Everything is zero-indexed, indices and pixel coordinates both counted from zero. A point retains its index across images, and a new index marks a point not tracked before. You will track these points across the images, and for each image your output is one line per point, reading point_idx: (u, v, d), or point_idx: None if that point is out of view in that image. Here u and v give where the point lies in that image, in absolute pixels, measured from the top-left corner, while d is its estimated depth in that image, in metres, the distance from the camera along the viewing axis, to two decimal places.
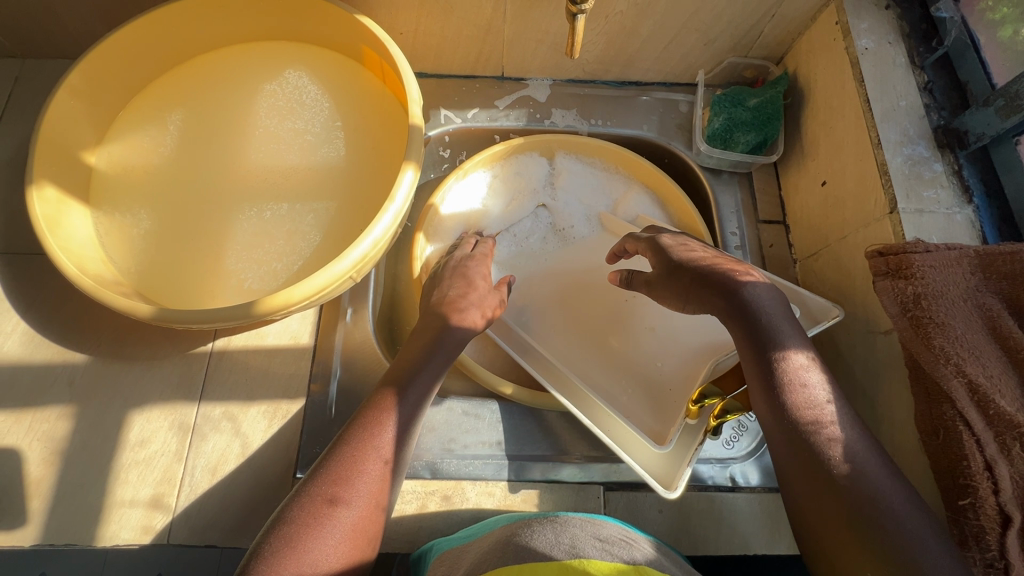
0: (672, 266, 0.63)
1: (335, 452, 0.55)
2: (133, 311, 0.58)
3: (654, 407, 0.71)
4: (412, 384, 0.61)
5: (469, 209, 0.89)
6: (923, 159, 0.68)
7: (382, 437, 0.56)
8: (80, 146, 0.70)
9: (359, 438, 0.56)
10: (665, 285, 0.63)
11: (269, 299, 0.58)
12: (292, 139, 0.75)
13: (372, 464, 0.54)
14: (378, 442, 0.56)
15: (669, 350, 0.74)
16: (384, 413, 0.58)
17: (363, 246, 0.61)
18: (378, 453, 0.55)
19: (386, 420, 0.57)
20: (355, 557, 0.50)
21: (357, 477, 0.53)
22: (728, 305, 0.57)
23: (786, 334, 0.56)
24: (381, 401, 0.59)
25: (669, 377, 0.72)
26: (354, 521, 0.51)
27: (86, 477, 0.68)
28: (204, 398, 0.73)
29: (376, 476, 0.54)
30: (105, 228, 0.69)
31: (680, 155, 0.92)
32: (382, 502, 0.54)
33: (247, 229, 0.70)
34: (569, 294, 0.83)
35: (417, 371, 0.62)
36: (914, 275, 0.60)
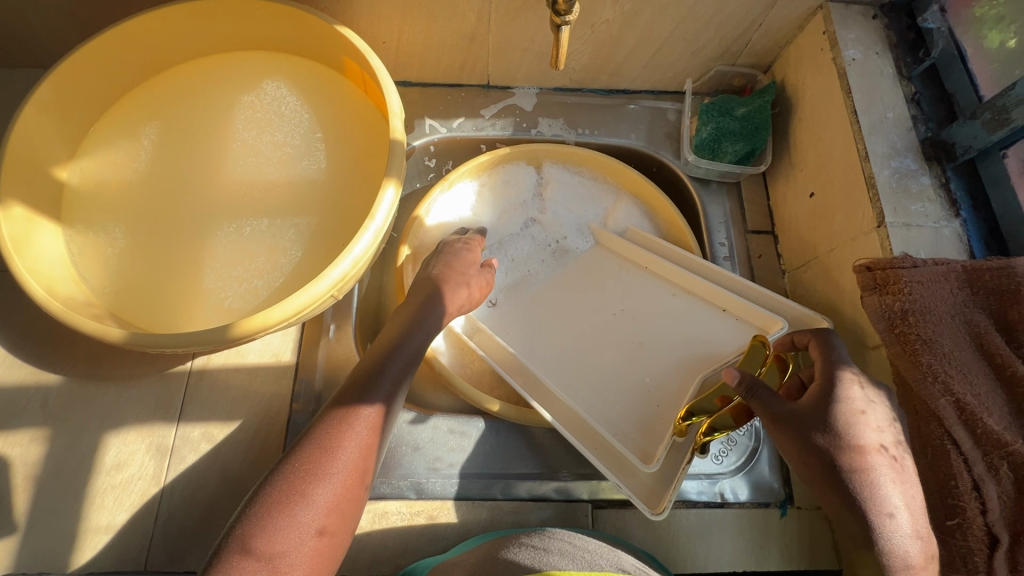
0: (816, 425, 0.50)
1: (292, 473, 0.50)
2: (103, 335, 0.56)
3: (640, 424, 0.68)
4: (372, 392, 0.57)
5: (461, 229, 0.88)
6: (910, 172, 0.68)
7: (347, 456, 0.52)
8: (51, 161, 0.68)
9: (317, 456, 0.51)
10: (795, 441, 0.51)
11: (245, 322, 0.57)
12: (271, 152, 0.73)
13: (338, 484, 0.51)
14: (340, 459, 0.52)
15: (654, 362, 0.72)
16: (348, 429, 0.54)
17: (343, 266, 0.59)
18: (344, 474, 0.51)
19: (351, 436, 0.53)
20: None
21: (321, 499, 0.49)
22: (877, 522, 0.47)
23: (878, 461, 0.49)
24: (341, 415, 0.55)
25: (656, 395, 0.70)
26: (319, 548, 0.48)
27: (61, 502, 0.66)
28: (182, 419, 0.71)
29: (342, 496, 0.51)
30: (78, 246, 0.67)
31: (668, 165, 0.91)
32: (348, 524, 0.51)
33: (225, 246, 0.69)
34: (556, 308, 0.82)
35: (378, 378, 0.58)
36: (902, 290, 0.59)
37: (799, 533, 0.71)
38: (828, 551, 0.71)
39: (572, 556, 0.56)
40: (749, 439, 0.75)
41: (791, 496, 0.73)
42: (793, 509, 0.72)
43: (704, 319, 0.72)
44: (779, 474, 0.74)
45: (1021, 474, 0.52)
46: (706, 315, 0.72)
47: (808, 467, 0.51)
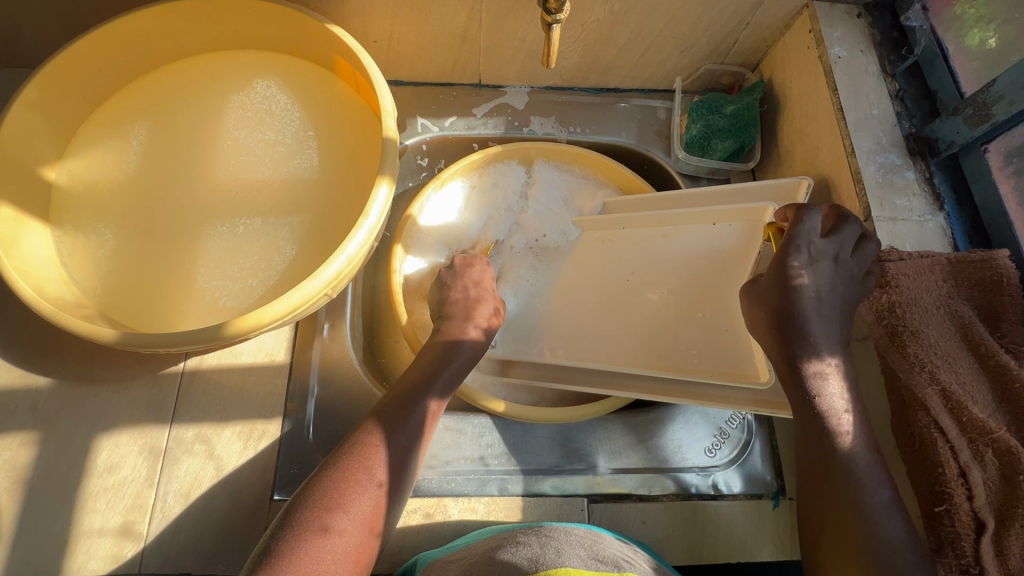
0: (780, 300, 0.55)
1: (327, 477, 0.53)
2: (95, 336, 0.56)
3: (712, 355, 0.65)
4: (410, 408, 0.61)
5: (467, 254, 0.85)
6: (895, 167, 0.69)
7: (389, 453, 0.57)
8: (39, 161, 0.68)
9: (353, 461, 0.55)
10: (772, 337, 0.56)
11: (239, 321, 0.56)
12: (263, 151, 0.73)
13: (380, 478, 0.55)
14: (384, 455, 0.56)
15: (689, 302, 0.69)
16: (393, 429, 0.59)
17: (337, 264, 0.59)
18: (385, 469, 0.56)
19: (394, 435, 0.58)
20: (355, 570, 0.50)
21: (359, 492, 0.53)
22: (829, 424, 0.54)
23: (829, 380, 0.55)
24: (377, 426, 0.58)
25: (715, 321, 0.67)
26: (345, 549, 0.50)
27: (51, 506, 0.66)
28: (176, 420, 0.70)
29: (382, 490, 0.55)
30: (68, 247, 0.66)
31: (659, 162, 0.92)
32: (383, 519, 0.54)
33: (218, 246, 0.68)
34: (565, 300, 0.82)
35: (425, 387, 0.63)
36: (890, 283, 0.60)
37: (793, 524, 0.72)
38: None
39: (562, 554, 0.55)
40: (742, 432, 0.76)
41: (784, 488, 0.74)
42: (785, 501, 0.73)
43: (700, 237, 0.70)
44: (771, 467, 0.75)
45: (1005, 460, 0.53)
46: (696, 236, 0.70)
47: (780, 360, 0.56)
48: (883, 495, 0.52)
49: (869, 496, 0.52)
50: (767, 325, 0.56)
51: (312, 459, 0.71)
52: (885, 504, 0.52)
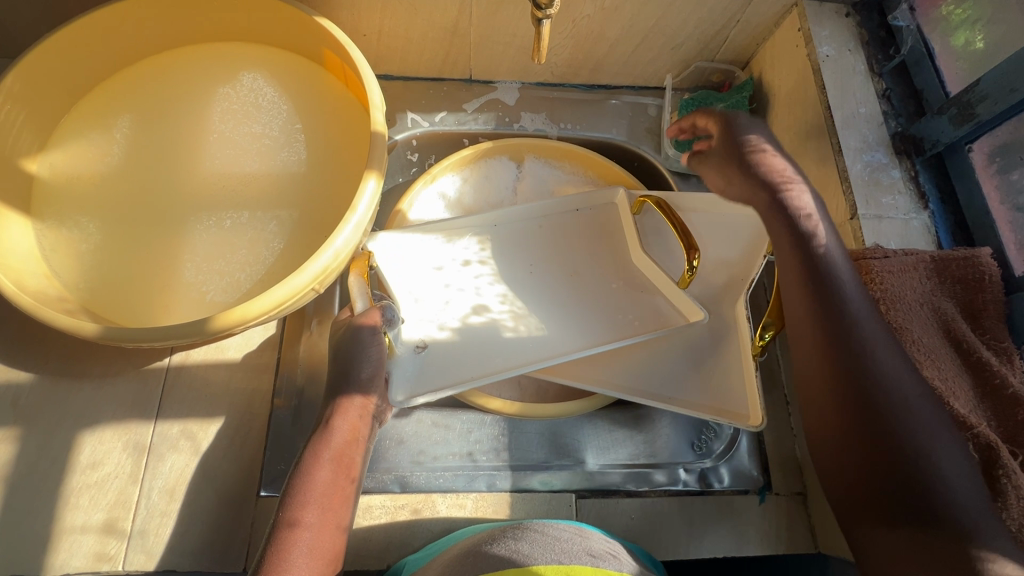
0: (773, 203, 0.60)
1: (296, 471, 0.55)
2: (76, 329, 0.55)
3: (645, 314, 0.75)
4: (352, 383, 0.60)
5: (394, 277, 0.75)
6: (881, 166, 0.69)
7: (335, 449, 0.56)
8: (19, 153, 0.67)
9: (313, 451, 0.56)
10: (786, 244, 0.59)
11: (225, 315, 0.56)
12: (249, 144, 0.72)
13: (333, 478, 0.55)
14: (330, 454, 0.56)
15: (603, 277, 0.79)
16: (335, 423, 0.58)
17: (325, 258, 0.59)
18: (336, 468, 0.56)
19: (337, 430, 0.57)
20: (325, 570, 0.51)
21: (311, 495, 0.53)
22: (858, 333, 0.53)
23: (855, 304, 0.54)
24: (327, 413, 0.59)
25: (631, 290, 0.78)
26: (324, 537, 0.52)
27: (32, 503, 0.65)
28: (160, 416, 0.70)
29: (337, 488, 0.55)
30: (49, 240, 0.65)
31: (649, 159, 0.92)
32: (343, 518, 0.54)
33: (204, 240, 0.67)
34: (549, 285, 0.79)
35: (352, 370, 0.60)
36: (875, 279, 0.61)
37: (779, 519, 0.73)
38: (805, 536, 0.72)
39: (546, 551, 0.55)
40: (729, 428, 0.76)
41: (770, 483, 0.75)
42: (771, 496, 0.74)
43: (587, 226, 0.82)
44: (757, 462, 0.76)
45: (987, 455, 0.53)
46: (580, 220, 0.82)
47: (798, 266, 0.57)
48: (920, 398, 0.50)
49: (921, 429, 0.48)
50: (783, 228, 0.59)
51: None
52: (940, 433, 0.48)
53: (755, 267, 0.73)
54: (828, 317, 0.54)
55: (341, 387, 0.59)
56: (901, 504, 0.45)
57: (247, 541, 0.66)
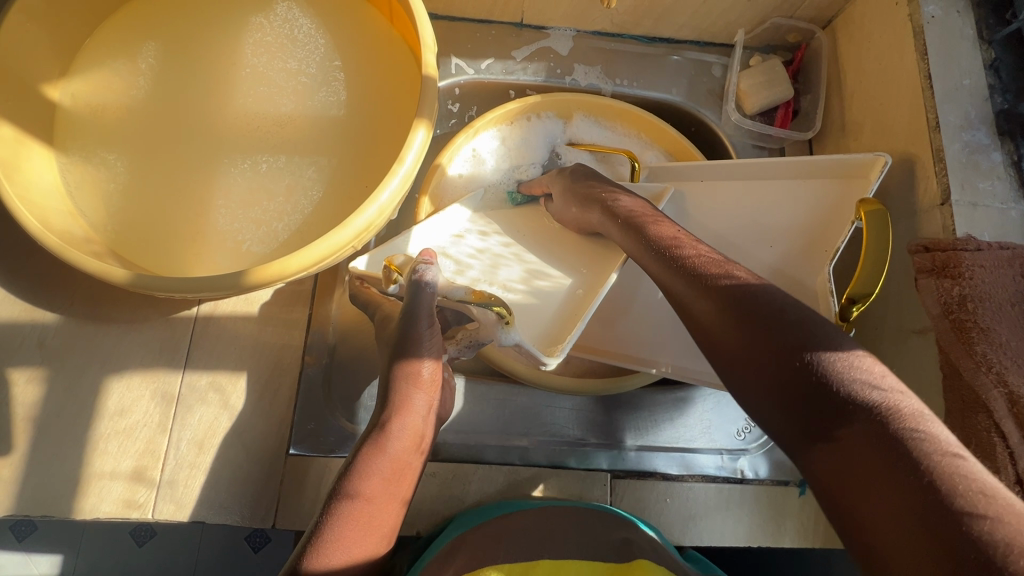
0: (582, 190, 0.64)
1: (354, 459, 0.53)
2: (105, 275, 0.51)
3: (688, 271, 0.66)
4: (422, 346, 0.55)
5: (438, 243, 0.70)
6: (981, 147, 0.62)
7: (409, 418, 0.54)
8: (40, 78, 0.62)
9: (373, 443, 0.53)
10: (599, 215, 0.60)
11: (262, 269, 0.52)
12: (283, 82, 0.66)
13: (401, 449, 0.53)
14: (404, 421, 0.54)
15: None
16: (411, 391, 0.55)
17: (369, 214, 0.54)
18: (408, 438, 0.54)
19: (412, 397, 0.54)
20: (374, 543, 0.50)
21: (376, 463, 0.52)
22: (669, 244, 0.51)
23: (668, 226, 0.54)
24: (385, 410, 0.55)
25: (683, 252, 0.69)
26: (368, 545, 0.50)
27: (60, 446, 0.64)
28: (188, 366, 0.67)
29: (403, 459, 0.53)
30: (73, 176, 0.61)
31: (709, 124, 0.85)
32: (403, 493, 0.53)
33: (238, 184, 0.63)
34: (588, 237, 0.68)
35: (415, 334, 0.55)
36: (963, 275, 0.56)
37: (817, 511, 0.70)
38: None
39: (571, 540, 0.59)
40: None
41: None
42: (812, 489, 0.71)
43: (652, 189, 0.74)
44: None
45: None
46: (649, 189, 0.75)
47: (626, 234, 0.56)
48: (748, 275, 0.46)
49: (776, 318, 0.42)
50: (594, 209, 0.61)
51: (330, 417, 0.69)
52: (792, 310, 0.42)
53: (843, 234, 0.60)
54: (653, 248, 0.52)
55: (410, 351, 0.55)
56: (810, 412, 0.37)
57: (277, 498, 0.65)
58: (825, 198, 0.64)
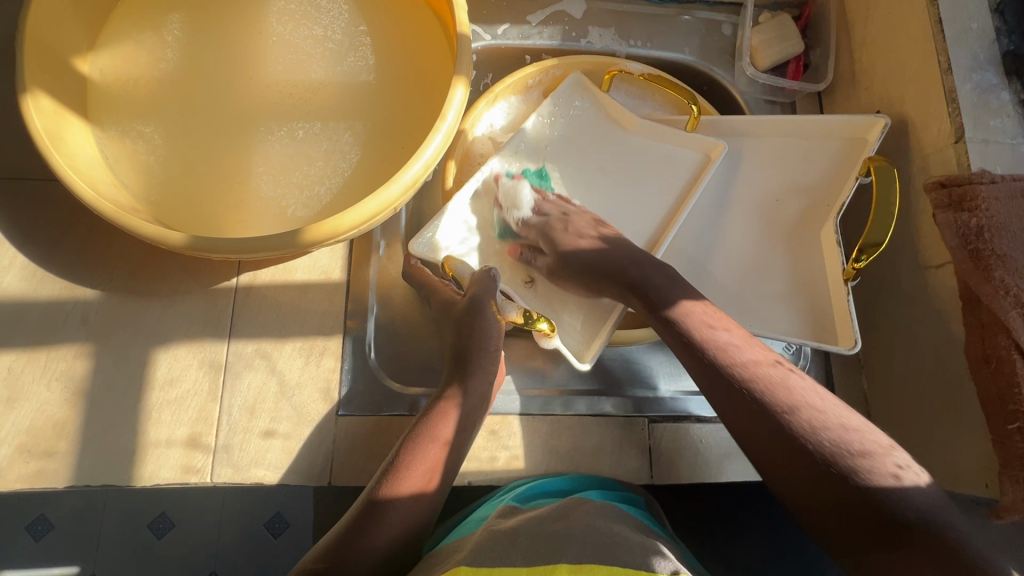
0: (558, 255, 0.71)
1: (419, 425, 0.60)
2: (160, 239, 0.52)
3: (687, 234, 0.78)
4: (489, 318, 0.65)
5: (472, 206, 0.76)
6: (991, 87, 0.65)
7: (477, 383, 0.63)
8: (71, 52, 0.62)
9: (446, 397, 0.62)
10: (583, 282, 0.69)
11: (316, 227, 0.53)
12: (312, 49, 0.67)
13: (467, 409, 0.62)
14: (473, 385, 0.63)
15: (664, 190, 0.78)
16: (479, 362, 0.64)
17: (416, 170, 0.56)
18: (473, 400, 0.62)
19: (480, 365, 0.64)
20: (436, 483, 0.57)
21: (445, 418, 0.60)
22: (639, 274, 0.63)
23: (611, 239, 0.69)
24: (451, 387, 0.63)
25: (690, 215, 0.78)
26: (434, 482, 0.57)
27: (113, 418, 0.65)
28: (234, 335, 0.69)
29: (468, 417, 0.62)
30: (111, 149, 0.62)
31: (722, 82, 0.87)
32: (461, 446, 0.61)
33: (277, 151, 0.64)
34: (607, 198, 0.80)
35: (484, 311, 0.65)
36: (979, 206, 0.59)
37: None
38: None
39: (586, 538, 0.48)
40: (798, 359, 0.77)
41: None
42: None
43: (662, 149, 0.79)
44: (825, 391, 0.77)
45: None
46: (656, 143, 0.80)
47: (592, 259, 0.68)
48: (690, 307, 0.59)
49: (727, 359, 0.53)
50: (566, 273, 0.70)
51: (376, 379, 0.70)
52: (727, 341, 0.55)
53: (848, 188, 0.71)
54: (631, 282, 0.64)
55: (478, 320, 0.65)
56: (785, 446, 0.48)
57: (330, 457, 0.66)
58: (830, 156, 0.74)
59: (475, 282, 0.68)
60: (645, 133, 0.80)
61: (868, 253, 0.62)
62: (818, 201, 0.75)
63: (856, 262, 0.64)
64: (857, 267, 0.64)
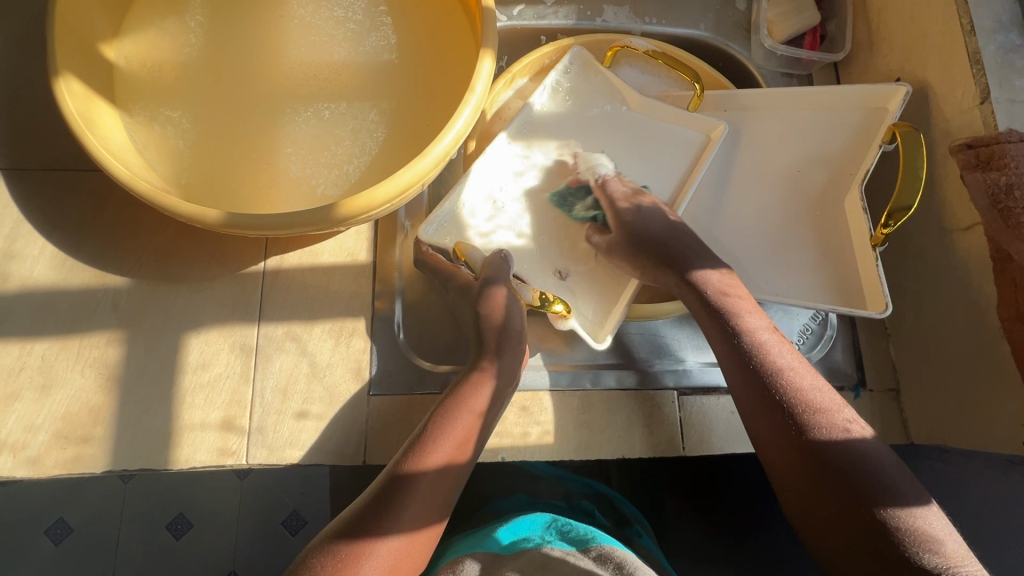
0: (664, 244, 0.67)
1: (452, 395, 0.60)
2: (197, 218, 0.52)
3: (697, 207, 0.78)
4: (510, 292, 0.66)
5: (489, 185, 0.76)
6: (1015, 47, 0.65)
7: (511, 358, 0.63)
8: (97, 37, 0.62)
9: (479, 368, 0.62)
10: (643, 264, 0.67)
11: (350, 202, 0.54)
12: (334, 30, 0.67)
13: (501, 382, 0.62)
14: (507, 358, 0.63)
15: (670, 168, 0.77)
16: (512, 335, 0.64)
17: (446, 143, 0.56)
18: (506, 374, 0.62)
19: (513, 338, 0.64)
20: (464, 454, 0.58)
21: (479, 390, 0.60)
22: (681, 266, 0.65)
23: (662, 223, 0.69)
24: (483, 361, 0.63)
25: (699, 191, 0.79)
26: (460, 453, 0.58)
27: (147, 403, 0.65)
28: (263, 319, 0.69)
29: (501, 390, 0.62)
30: (139, 133, 0.62)
31: (737, 57, 0.87)
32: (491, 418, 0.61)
33: (304, 132, 0.64)
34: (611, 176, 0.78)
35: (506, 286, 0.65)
36: (1008, 164, 0.59)
37: (875, 411, 0.74)
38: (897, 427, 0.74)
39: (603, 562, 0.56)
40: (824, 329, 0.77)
41: (864, 379, 0.75)
42: (866, 392, 0.74)
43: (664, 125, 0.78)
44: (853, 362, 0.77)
45: None
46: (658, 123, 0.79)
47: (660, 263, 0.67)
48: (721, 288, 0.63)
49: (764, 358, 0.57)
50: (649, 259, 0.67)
51: (406, 359, 0.70)
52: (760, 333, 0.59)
53: (871, 156, 0.71)
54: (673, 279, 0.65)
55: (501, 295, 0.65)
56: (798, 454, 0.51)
57: (363, 436, 0.67)
58: (850, 125, 0.74)
59: (489, 264, 0.67)
60: (647, 109, 0.79)
61: (898, 218, 0.61)
62: (841, 170, 0.75)
63: (885, 227, 0.63)
64: (886, 232, 0.63)
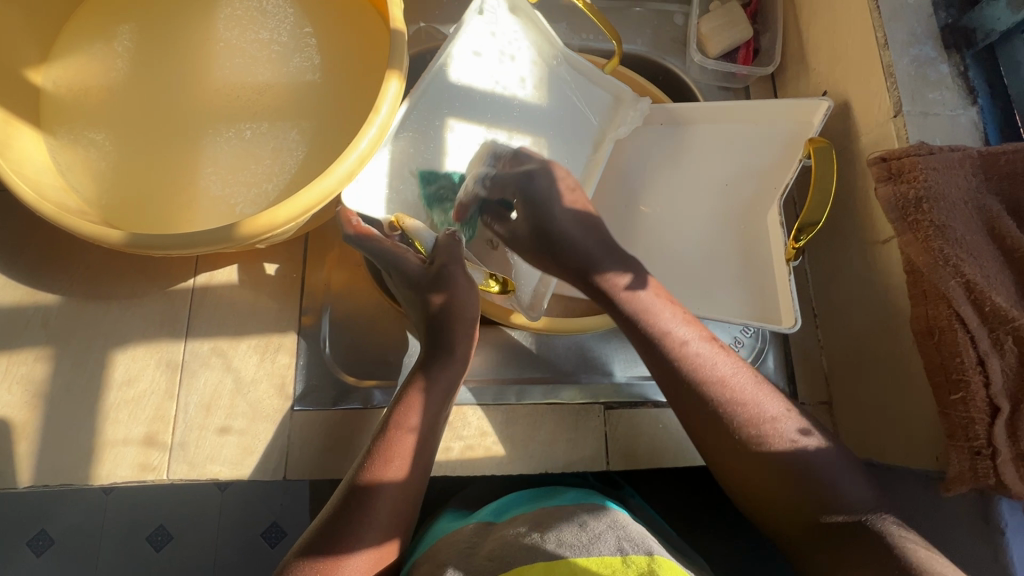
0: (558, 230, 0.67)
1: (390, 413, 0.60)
2: (102, 239, 0.53)
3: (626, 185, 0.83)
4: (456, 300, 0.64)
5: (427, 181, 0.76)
6: (929, 60, 0.65)
7: (453, 368, 0.63)
8: (23, 64, 0.64)
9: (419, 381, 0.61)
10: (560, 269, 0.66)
11: (253, 222, 0.54)
12: (258, 51, 0.69)
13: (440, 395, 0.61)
14: (446, 372, 0.62)
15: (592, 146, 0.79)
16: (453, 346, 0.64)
17: (351, 162, 0.57)
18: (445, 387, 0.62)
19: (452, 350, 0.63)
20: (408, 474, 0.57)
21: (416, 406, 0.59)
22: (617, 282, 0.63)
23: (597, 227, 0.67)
24: (417, 376, 0.62)
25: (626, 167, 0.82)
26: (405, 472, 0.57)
27: (71, 419, 0.66)
28: (190, 335, 0.70)
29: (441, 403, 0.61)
30: (62, 155, 0.63)
31: (674, 71, 0.88)
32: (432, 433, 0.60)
33: (224, 152, 0.65)
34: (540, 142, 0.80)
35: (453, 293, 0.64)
36: (918, 177, 0.59)
37: None
38: None
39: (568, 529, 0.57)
40: (756, 341, 0.78)
41: (796, 393, 0.76)
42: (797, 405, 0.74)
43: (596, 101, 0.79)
44: (784, 374, 0.77)
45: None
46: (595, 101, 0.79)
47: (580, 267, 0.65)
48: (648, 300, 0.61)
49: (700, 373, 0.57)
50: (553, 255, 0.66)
51: (332, 373, 0.71)
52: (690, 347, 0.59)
53: (791, 171, 0.71)
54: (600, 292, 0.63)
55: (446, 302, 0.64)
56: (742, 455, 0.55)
57: (285, 452, 0.67)
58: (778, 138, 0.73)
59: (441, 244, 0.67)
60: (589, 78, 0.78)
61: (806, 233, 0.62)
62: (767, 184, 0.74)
63: (796, 241, 0.63)
64: (798, 246, 0.63)
